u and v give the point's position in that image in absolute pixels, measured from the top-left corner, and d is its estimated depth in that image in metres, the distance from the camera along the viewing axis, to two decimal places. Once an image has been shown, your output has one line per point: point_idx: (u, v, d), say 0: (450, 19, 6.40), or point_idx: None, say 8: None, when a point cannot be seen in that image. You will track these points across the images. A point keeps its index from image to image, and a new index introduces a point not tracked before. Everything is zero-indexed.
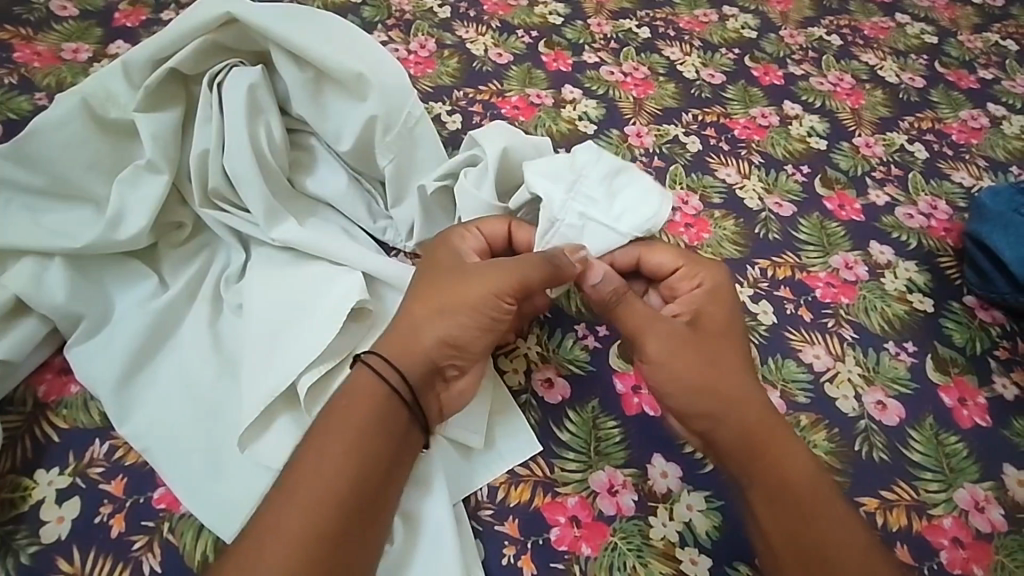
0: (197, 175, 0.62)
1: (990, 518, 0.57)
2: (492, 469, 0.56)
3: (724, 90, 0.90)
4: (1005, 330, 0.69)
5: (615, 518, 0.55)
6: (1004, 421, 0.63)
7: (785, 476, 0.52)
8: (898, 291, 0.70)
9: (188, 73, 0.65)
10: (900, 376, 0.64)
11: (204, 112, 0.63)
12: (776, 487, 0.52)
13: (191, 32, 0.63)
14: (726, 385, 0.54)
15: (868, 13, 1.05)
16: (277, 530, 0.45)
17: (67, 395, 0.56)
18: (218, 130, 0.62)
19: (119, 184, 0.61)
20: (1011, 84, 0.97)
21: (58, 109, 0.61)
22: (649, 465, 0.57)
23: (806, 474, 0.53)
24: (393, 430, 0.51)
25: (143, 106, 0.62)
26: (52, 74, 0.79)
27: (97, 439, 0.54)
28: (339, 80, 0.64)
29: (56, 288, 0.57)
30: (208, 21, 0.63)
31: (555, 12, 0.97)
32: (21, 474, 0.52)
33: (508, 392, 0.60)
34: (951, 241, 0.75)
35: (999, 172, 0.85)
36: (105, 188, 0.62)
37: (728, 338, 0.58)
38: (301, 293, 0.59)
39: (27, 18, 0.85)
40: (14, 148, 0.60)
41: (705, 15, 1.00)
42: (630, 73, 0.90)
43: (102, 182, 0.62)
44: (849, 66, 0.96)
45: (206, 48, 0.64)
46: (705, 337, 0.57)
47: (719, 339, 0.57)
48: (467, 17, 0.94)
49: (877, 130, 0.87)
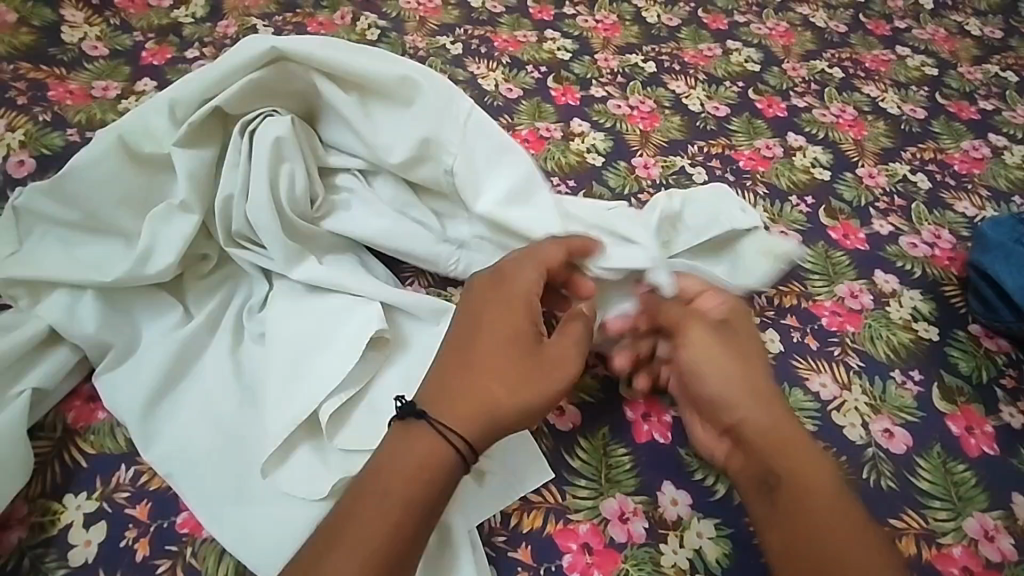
0: (225, 215, 0.64)
1: (1000, 547, 0.58)
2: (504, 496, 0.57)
3: (728, 122, 0.92)
4: (1010, 358, 0.70)
5: (625, 545, 0.56)
6: (1012, 449, 0.63)
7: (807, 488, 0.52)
8: (904, 319, 0.72)
9: (231, 113, 0.68)
10: (907, 405, 0.65)
11: (234, 157, 0.65)
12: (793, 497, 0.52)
13: (233, 76, 0.67)
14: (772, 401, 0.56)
15: (869, 46, 1.08)
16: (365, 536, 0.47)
17: (95, 422, 0.58)
18: (252, 172, 0.65)
19: (150, 220, 0.63)
20: (1012, 114, 0.99)
21: (95, 147, 0.64)
22: (659, 492, 0.58)
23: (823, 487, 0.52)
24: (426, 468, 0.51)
25: (183, 143, 0.65)
26: (83, 111, 0.83)
27: (123, 464, 0.56)
28: (387, 91, 0.69)
29: (88, 318, 0.60)
30: (253, 58, 0.67)
31: (563, 48, 1.00)
32: (50, 499, 0.54)
33: None
34: (955, 270, 0.77)
35: (1001, 201, 0.86)
36: (136, 222, 0.65)
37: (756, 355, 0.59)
38: (324, 328, 0.61)
39: (60, 58, 0.89)
40: (53, 184, 0.63)
41: (709, 49, 1.04)
42: (637, 106, 0.93)
43: (133, 216, 0.65)
44: (850, 98, 0.98)
45: (241, 91, 0.67)
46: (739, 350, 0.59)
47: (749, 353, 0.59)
48: (479, 54, 0.97)
49: (880, 161, 0.89)
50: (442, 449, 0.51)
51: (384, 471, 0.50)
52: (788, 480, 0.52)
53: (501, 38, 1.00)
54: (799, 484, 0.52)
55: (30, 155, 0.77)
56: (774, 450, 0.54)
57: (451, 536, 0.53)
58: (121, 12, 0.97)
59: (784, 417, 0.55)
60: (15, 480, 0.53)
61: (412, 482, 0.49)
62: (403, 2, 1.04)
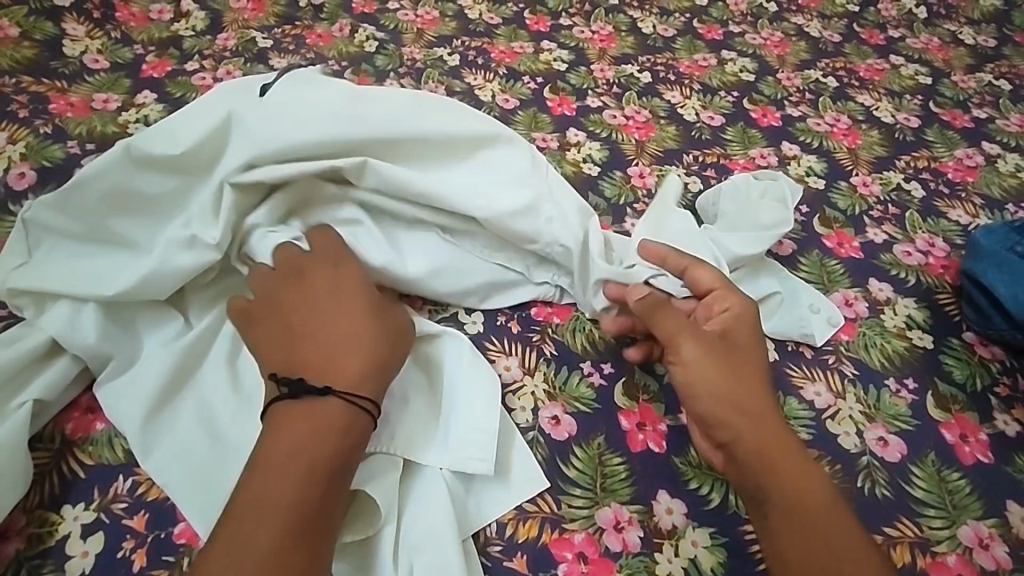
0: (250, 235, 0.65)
1: (994, 555, 0.58)
2: (500, 506, 0.57)
3: (723, 132, 0.93)
4: (1004, 366, 0.70)
5: (620, 554, 0.56)
6: (1006, 457, 0.63)
7: (807, 496, 0.53)
8: (898, 327, 0.72)
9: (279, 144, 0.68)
10: (901, 413, 0.65)
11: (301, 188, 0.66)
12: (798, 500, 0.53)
13: (252, 102, 0.68)
14: (755, 405, 0.57)
15: (863, 55, 1.09)
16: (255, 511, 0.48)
17: (92, 432, 0.59)
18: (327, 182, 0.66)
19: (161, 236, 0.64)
20: (1005, 122, 1.00)
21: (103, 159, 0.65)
22: (654, 501, 0.59)
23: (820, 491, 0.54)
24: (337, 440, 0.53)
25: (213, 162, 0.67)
26: (84, 123, 0.84)
27: (120, 474, 0.57)
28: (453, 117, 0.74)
29: (94, 326, 0.60)
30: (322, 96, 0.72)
31: (559, 59, 1.01)
32: (48, 510, 0.54)
33: (516, 429, 0.61)
34: (949, 278, 0.77)
35: (995, 209, 0.87)
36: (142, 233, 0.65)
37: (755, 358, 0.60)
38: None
39: (61, 71, 0.90)
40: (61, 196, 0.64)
41: (704, 59, 1.05)
42: (632, 116, 0.94)
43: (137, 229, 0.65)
44: (844, 106, 0.99)
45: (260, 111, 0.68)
46: (731, 354, 0.59)
47: (746, 354, 0.60)
48: (476, 65, 0.98)
49: (874, 169, 0.90)
50: (342, 415, 0.54)
51: (274, 449, 0.51)
52: (778, 466, 0.54)
53: (498, 49, 1.01)
54: (791, 475, 0.54)
55: (31, 167, 0.78)
56: (768, 455, 0.55)
57: (446, 547, 0.53)
58: (121, 26, 0.98)
59: (767, 425, 0.56)
60: (14, 491, 0.53)
61: (311, 459, 0.51)
62: (401, 14, 1.05)
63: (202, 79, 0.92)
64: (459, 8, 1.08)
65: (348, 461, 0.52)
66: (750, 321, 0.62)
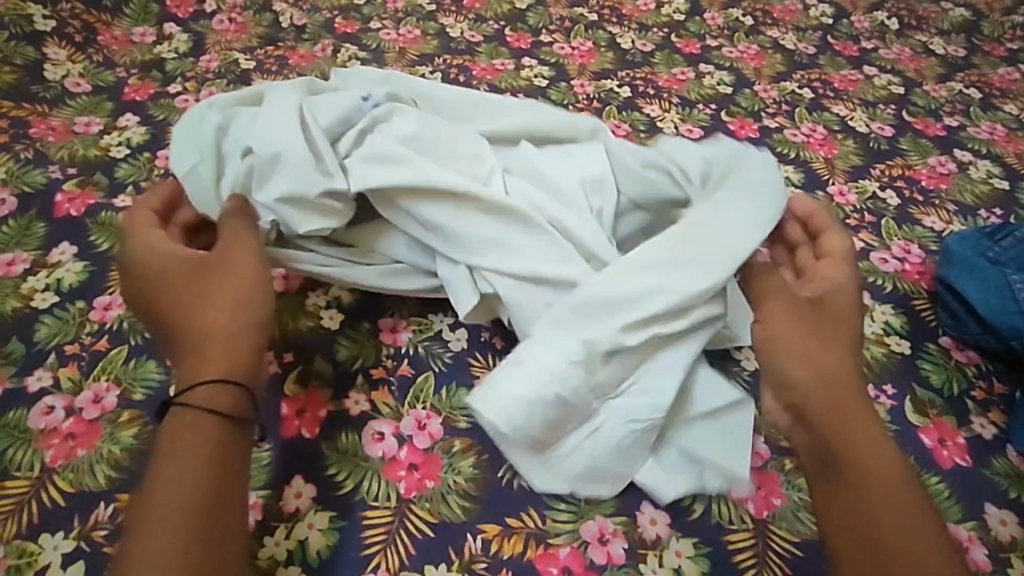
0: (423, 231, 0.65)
1: (975, 558, 0.58)
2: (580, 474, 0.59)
3: (702, 144, 0.94)
4: (981, 369, 0.71)
5: (605, 567, 0.56)
6: (984, 460, 0.65)
7: (876, 477, 0.53)
8: (876, 334, 0.73)
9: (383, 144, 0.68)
10: (881, 419, 0.66)
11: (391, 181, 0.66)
12: (871, 499, 0.52)
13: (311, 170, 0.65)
14: (821, 359, 0.58)
15: (837, 66, 1.11)
16: (152, 539, 0.46)
17: (73, 459, 0.58)
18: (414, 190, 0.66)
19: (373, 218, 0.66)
20: (976, 130, 1.02)
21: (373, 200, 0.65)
22: (638, 512, 0.59)
23: (890, 482, 0.53)
24: (204, 450, 0.51)
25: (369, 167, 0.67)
26: (65, 147, 0.84)
27: (101, 502, 0.56)
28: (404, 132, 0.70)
29: None
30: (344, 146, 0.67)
31: (540, 75, 1.03)
32: (27, 540, 0.54)
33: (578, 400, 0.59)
34: (924, 283, 0.79)
35: (968, 215, 0.89)
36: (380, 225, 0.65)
37: (849, 317, 0.61)
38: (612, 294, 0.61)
39: (43, 96, 0.90)
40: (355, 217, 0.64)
41: (682, 73, 1.06)
42: (612, 130, 0.95)
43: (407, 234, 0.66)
44: (820, 117, 1.01)
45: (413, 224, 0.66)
46: (823, 318, 0.61)
47: (843, 315, 0.61)
48: (457, 82, 0.99)
49: (849, 179, 0.91)
50: (195, 419, 0.52)
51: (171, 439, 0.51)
52: (863, 476, 0.53)
53: (479, 67, 1.03)
54: (864, 447, 0.54)
55: (11, 193, 0.78)
56: (842, 436, 0.55)
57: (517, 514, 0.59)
58: (103, 49, 0.98)
59: (863, 409, 0.56)
60: None
61: (179, 477, 0.49)
62: (383, 34, 1.06)
63: (184, 101, 0.92)
64: (441, 26, 1.09)
65: (203, 451, 0.51)
66: (849, 293, 0.63)
